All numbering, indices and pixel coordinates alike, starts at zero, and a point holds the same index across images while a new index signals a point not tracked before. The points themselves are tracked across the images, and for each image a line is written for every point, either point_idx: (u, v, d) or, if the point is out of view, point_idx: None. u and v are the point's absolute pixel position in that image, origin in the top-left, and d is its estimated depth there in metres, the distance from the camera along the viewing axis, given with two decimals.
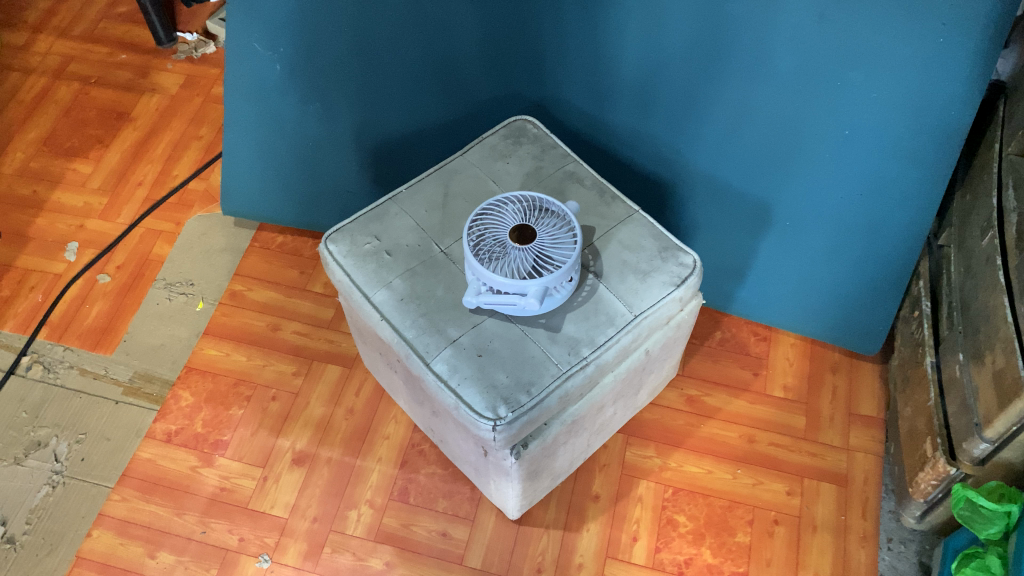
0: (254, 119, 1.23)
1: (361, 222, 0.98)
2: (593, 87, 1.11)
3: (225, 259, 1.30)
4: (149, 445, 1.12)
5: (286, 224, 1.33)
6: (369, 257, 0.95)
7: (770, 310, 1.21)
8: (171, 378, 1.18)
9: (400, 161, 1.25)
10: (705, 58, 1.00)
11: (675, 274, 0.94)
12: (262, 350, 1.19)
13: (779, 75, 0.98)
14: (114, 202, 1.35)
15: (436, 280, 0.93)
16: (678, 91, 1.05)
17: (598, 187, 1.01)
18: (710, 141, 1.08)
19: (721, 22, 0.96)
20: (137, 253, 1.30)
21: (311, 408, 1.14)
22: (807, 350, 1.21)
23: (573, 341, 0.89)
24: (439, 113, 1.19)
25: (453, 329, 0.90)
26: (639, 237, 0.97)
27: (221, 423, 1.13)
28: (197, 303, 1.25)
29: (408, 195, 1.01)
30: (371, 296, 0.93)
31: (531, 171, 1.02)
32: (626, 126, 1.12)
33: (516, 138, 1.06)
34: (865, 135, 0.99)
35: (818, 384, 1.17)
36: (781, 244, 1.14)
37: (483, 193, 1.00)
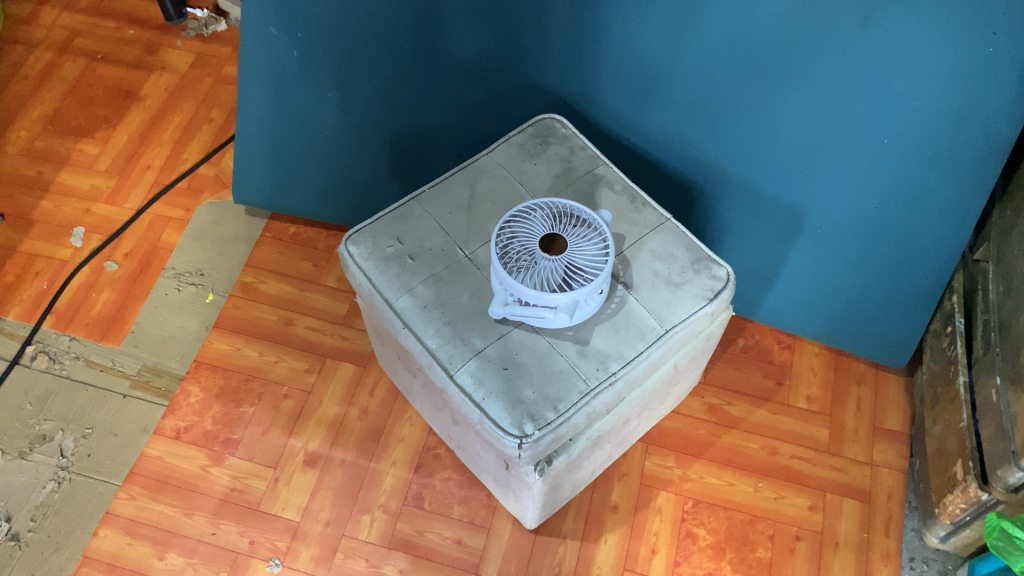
0: (269, 105, 1.19)
1: (383, 222, 0.95)
2: (624, 86, 1.07)
3: (237, 249, 1.26)
4: (158, 442, 1.09)
5: (298, 215, 1.28)
6: (391, 261, 0.92)
7: (796, 318, 1.18)
8: (180, 372, 1.14)
9: (417, 152, 1.20)
10: (741, 60, 0.97)
11: (707, 286, 0.91)
12: (274, 346, 1.16)
13: (819, 81, 0.94)
14: (122, 186, 1.31)
15: (461, 286, 0.90)
16: (712, 93, 1.02)
17: (629, 192, 0.98)
18: (744, 144, 1.05)
19: (759, 23, 0.92)
20: (146, 240, 1.26)
21: (324, 407, 1.12)
22: (832, 360, 1.18)
23: (602, 355, 0.86)
24: (457, 105, 1.15)
25: (479, 340, 0.87)
26: (671, 247, 0.93)
27: (233, 421, 1.10)
28: (208, 295, 1.21)
29: (432, 196, 0.97)
30: (393, 302, 0.90)
31: (560, 173, 0.99)
32: (655, 125, 1.09)
33: (544, 138, 1.02)
34: (906, 145, 0.96)
35: (842, 396, 1.15)
36: (811, 252, 1.11)
37: (511, 196, 0.97)
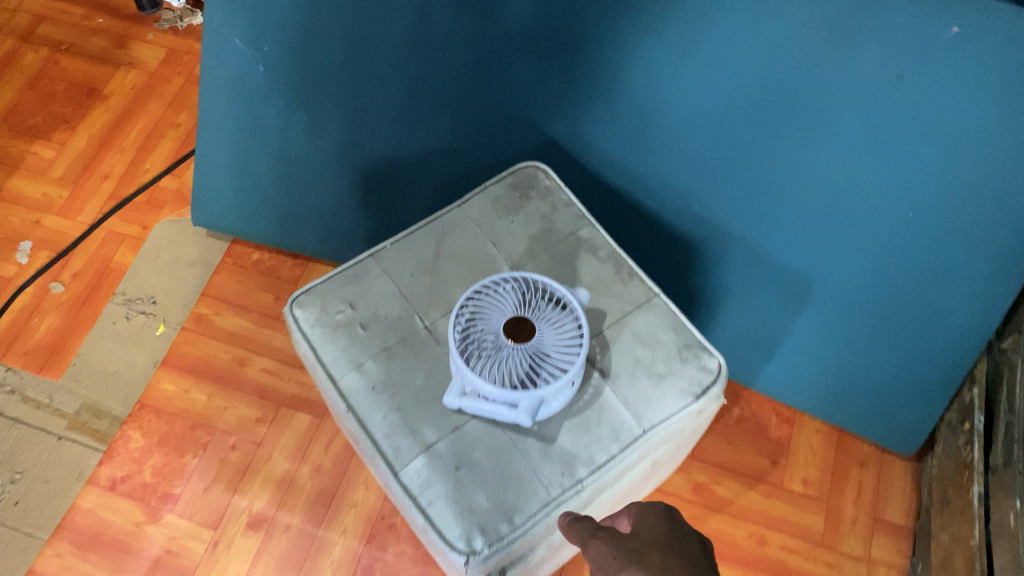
0: (233, 124, 1.08)
1: (335, 282, 0.85)
2: (619, 132, 0.95)
3: (194, 274, 1.16)
4: (90, 493, 1.00)
5: (263, 242, 1.18)
6: (339, 329, 0.82)
7: (796, 391, 1.07)
8: (122, 414, 1.05)
9: (392, 184, 1.10)
10: (752, 113, 0.84)
11: (694, 377, 0.80)
12: (224, 389, 1.07)
13: (841, 151, 0.82)
14: (76, 196, 1.21)
15: (416, 364, 0.80)
16: (715, 144, 0.89)
17: (614, 260, 0.87)
18: (749, 206, 0.93)
19: (778, 82, 0.80)
20: (97, 259, 1.17)
21: (273, 462, 1.02)
22: (834, 438, 1.08)
23: (568, 458, 0.76)
24: (437, 137, 1.04)
25: (430, 431, 0.77)
26: (657, 329, 0.83)
27: (173, 472, 1.01)
28: (159, 326, 1.12)
29: (393, 252, 0.87)
30: (338, 379, 0.80)
31: (538, 233, 0.88)
32: (651, 174, 0.97)
33: (524, 190, 0.91)
34: (935, 231, 0.84)
35: (841, 480, 1.04)
36: (819, 323, 0.99)
37: (481, 258, 0.86)
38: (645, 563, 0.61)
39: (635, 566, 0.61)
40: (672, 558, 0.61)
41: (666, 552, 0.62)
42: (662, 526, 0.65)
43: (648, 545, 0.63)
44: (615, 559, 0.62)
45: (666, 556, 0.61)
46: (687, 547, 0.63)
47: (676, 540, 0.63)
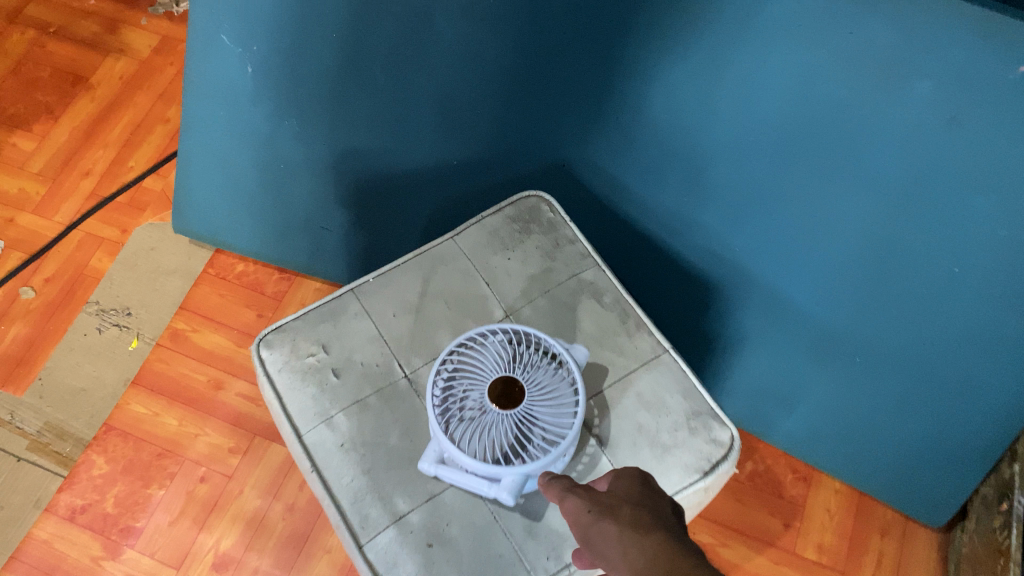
0: (220, 128, 0.98)
1: (308, 321, 0.77)
2: (640, 162, 0.84)
3: (173, 285, 1.09)
4: (47, 522, 0.93)
5: (247, 255, 1.10)
6: (309, 376, 0.74)
7: (816, 449, 0.98)
8: (86, 437, 0.98)
9: (383, 204, 0.99)
10: (778, 150, 0.72)
11: (702, 451, 0.71)
12: (197, 415, 1.00)
13: (882, 203, 0.70)
14: (54, 194, 1.14)
15: (392, 420, 0.72)
16: (737, 180, 0.78)
17: (621, 308, 0.78)
18: (773, 252, 0.82)
19: (812, 122, 0.68)
20: (72, 264, 1.09)
21: (244, 498, 0.95)
22: (855, 501, 0.99)
23: (555, 539, 0.68)
24: (433, 155, 0.92)
25: (403, 500, 0.69)
26: (663, 392, 0.74)
27: (136, 504, 0.94)
28: (132, 341, 1.04)
29: (375, 288, 0.79)
30: (304, 434, 0.72)
31: (537, 273, 0.80)
32: (672, 209, 0.86)
33: (524, 223, 0.83)
34: (1012, 297, 0.70)
35: (861, 550, 0.96)
36: (844, 381, 0.89)
37: (471, 299, 0.78)
38: (617, 516, 0.49)
39: (606, 519, 0.49)
40: (650, 514, 0.50)
41: (642, 509, 0.50)
42: (638, 484, 0.54)
43: (620, 501, 0.52)
44: (586, 514, 0.50)
45: (641, 511, 0.50)
46: (665, 510, 0.52)
47: (653, 498, 0.52)
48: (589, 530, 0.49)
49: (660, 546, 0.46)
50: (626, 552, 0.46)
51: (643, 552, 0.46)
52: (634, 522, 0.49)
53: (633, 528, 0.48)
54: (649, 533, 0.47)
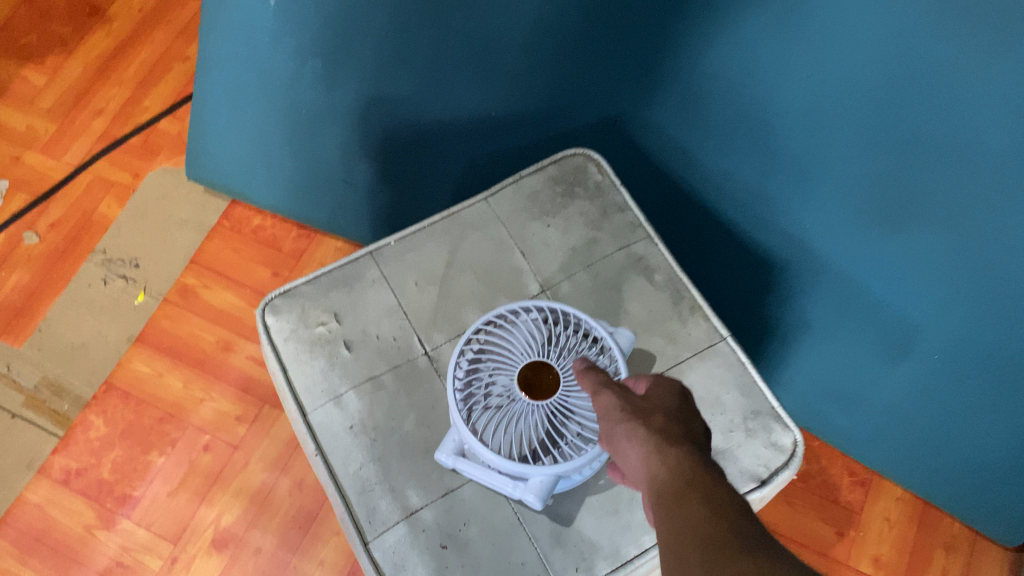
0: (237, 69, 0.88)
1: (321, 286, 0.69)
2: (710, 121, 0.74)
3: (185, 237, 1.01)
4: (39, 486, 0.87)
5: (264, 208, 1.01)
6: (318, 347, 0.66)
7: (877, 451, 0.88)
8: (85, 396, 0.92)
9: (412, 157, 0.89)
10: (867, 108, 0.61)
11: (759, 456, 0.62)
12: (203, 378, 0.93)
13: (990, 184, 0.58)
14: (64, 133, 1.07)
15: (408, 402, 0.64)
16: (817, 144, 0.67)
17: (674, 287, 0.69)
18: (853, 234, 0.70)
19: (914, 86, 0.56)
20: (79, 209, 1.02)
21: (249, 471, 0.89)
22: (918, 511, 0.90)
23: (586, 548, 0.59)
24: (469, 105, 0.81)
25: (416, 494, 0.61)
26: (718, 386, 0.64)
27: (135, 472, 0.88)
28: (138, 295, 0.97)
29: (397, 252, 0.70)
30: (309, 412, 0.64)
31: (580, 244, 0.70)
32: (737, 176, 0.76)
33: (568, 185, 0.73)
34: None
35: (921, 566, 0.88)
36: (918, 383, 0.77)
37: (503, 271, 0.69)
38: (648, 423, 0.40)
39: (635, 422, 0.40)
40: (689, 430, 0.40)
41: (682, 423, 0.41)
42: (682, 394, 0.43)
43: (655, 407, 0.42)
44: (616, 414, 0.41)
45: (677, 423, 0.40)
46: (705, 433, 0.42)
47: (695, 411, 0.42)
48: (615, 429, 0.41)
49: (689, 462, 0.36)
50: (649, 465, 0.37)
51: (667, 467, 0.36)
52: (665, 433, 0.39)
53: (662, 437, 0.38)
54: (678, 447, 0.38)
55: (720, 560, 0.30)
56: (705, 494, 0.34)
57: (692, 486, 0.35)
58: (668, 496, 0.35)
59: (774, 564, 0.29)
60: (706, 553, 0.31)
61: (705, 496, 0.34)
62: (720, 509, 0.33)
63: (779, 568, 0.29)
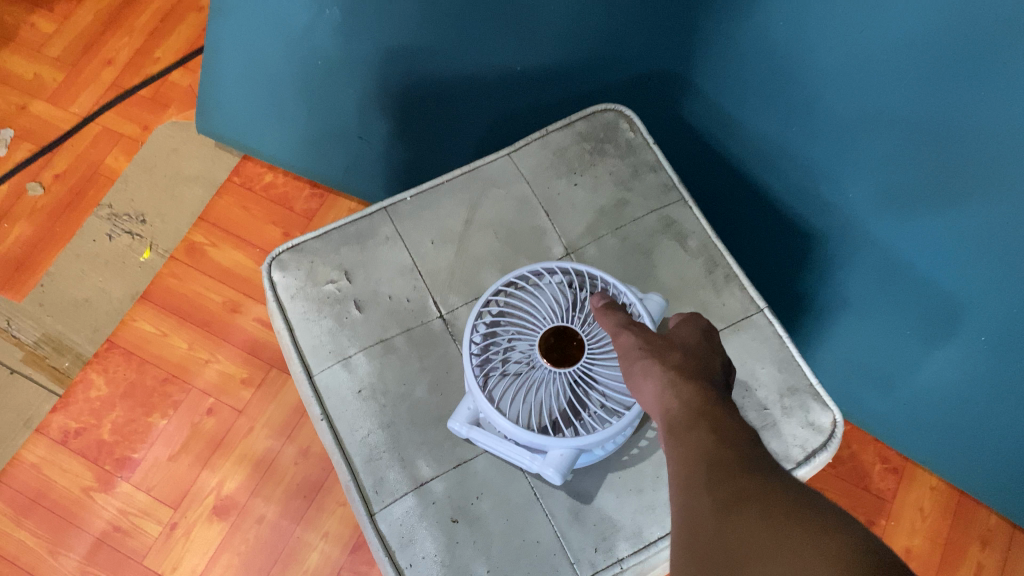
0: (251, 15, 0.83)
1: (331, 242, 0.65)
2: (754, 76, 0.69)
3: (194, 193, 0.97)
4: (37, 445, 0.84)
5: (277, 165, 0.97)
6: (326, 306, 0.62)
7: (914, 436, 0.83)
8: (87, 353, 0.88)
9: (431, 114, 0.84)
10: (923, 59, 0.55)
11: (795, 437, 0.58)
12: (209, 339, 0.89)
13: None
14: (71, 82, 1.03)
15: (421, 367, 0.60)
16: (868, 101, 0.61)
17: (707, 254, 0.64)
18: (903, 202, 0.64)
19: (977, 32, 0.50)
20: (86, 161, 0.99)
21: (254, 437, 0.85)
22: (954, 502, 0.86)
23: (606, 528, 0.55)
24: (493, 59, 0.76)
25: (426, 465, 0.57)
26: (753, 360, 0.60)
27: (136, 434, 0.85)
28: (144, 251, 0.94)
29: (413, 209, 0.66)
30: (316, 375, 0.60)
31: (608, 205, 0.66)
32: (780, 139, 0.71)
33: (597, 143, 0.69)
34: None
35: (955, 560, 0.83)
36: (962, 368, 0.71)
37: (526, 231, 0.65)
38: (667, 360, 0.41)
39: (653, 358, 0.42)
40: (706, 366, 0.42)
41: (700, 358, 0.42)
42: (705, 331, 0.45)
43: (675, 345, 0.43)
44: (636, 352, 0.43)
45: (694, 360, 0.42)
46: (723, 370, 0.43)
47: (716, 350, 0.44)
48: (633, 365, 0.43)
49: (702, 395, 0.38)
50: (662, 399, 0.39)
51: (680, 400, 0.38)
52: (682, 369, 0.41)
53: (679, 373, 0.40)
54: (694, 382, 0.39)
55: (718, 481, 0.32)
56: (714, 425, 0.36)
57: (702, 416, 0.36)
58: (678, 426, 0.37)
59: (770, 487, 0.31)
60: (708, 476, 0.33)
61: (714, 427, 0.35)
62: (726, 438, 0.35)
63: (772, 491, 0.31)
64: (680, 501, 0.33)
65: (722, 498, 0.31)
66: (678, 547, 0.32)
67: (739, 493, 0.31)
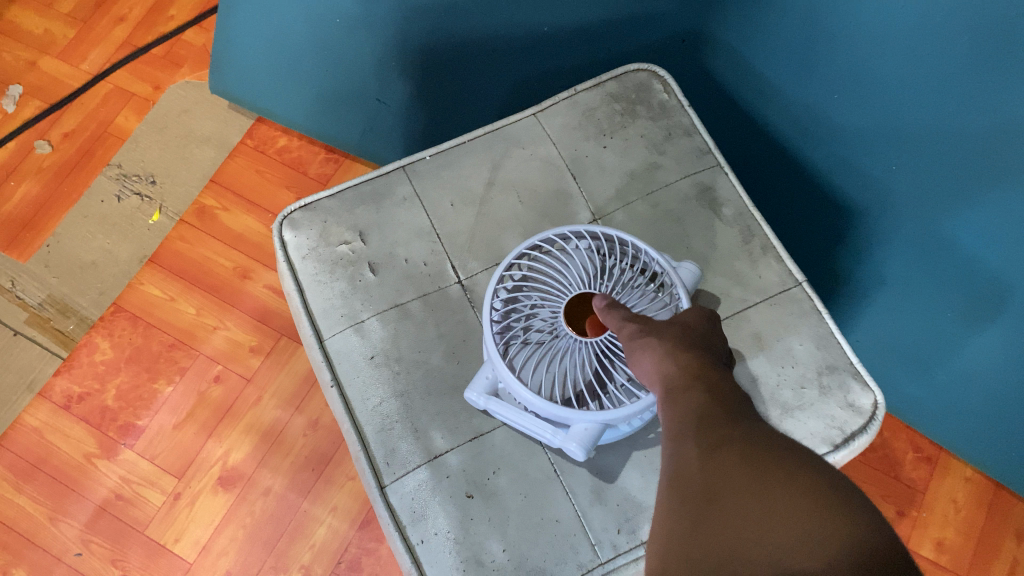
0: None
1: (345, 202, 0.61)
2: (798, 40, 0.64)
3: (205, 155, 0.94)
4: (39, 409, 0.82)
5: (291, 128, 0.94)
6: (339, 268, 0.59)
7: (952, 424, 0.79)
8: (92, 317, 0.86)
9: (452, 78, 0.80)
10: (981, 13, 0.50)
11: (834, 418, 0.54)
12: (217, 305, 0.87)
13: None
14: (82, 39, 1.00)
15: (438, 333, 0.57)
16: (915, 65, 0.56)
17: (744, 223, 0.60)
18: (954, 174, 0.59)
19: None
20: (95, 120, 0.96)
21: (262, 407, 0.82)
22: (989, 494, 0.82)
23: (631, 508, 0.52)
24: (519, 19, 0.72)
25: (441, 436, 0.54)
26: (789, 336, 0.56)
27: (140, 400, 0.82)
28: (153, 214, 0.91)
29: (432, 168, 0.63)
30: (326, 339, 0.57)
31: (639, 169, 0.62)
32: (821, 106, 0.66)
33: (628, 104, 0.65)
34: None
35: (990, 555, 0.80)
36: (1006, 353, 0.67)
37: (552, 195, 0.62)
38: (666, 333, 0.38)
39: (650, 333, 0.38)
40: (707, 342, 0.38)
41: (702, 335, 0.39)
42: (708, 314, 0.41)
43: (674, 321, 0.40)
44: (631, 326, 0.39)
45: (695, 333, 0.38)
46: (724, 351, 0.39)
47: (718, 332, 0.40)
48: (631, 341, 0.39)
49: (703, 365, 0.35)
50: (661, 369, 0.35)
51: (679, 368, 0.35)
52: (682, 341, 0.37)
53: (678, 344, 0.36)
54: (693, 351, 0.36)
55: (707, 427, 0.31)
56: (709, 385, 0.33)
57: (698, 377, 0.34)
58: (675, 386, 0.34)
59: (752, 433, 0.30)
60: (696, 424, 0.31)
61: (711, 386, 0.33)
62: (716, 391, 0.33)
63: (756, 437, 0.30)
64: (669, 452, 0.32)
65: (709, 443, 0.30)
66: (663, 491, 0.30)
67: (726, 438, 0.30)
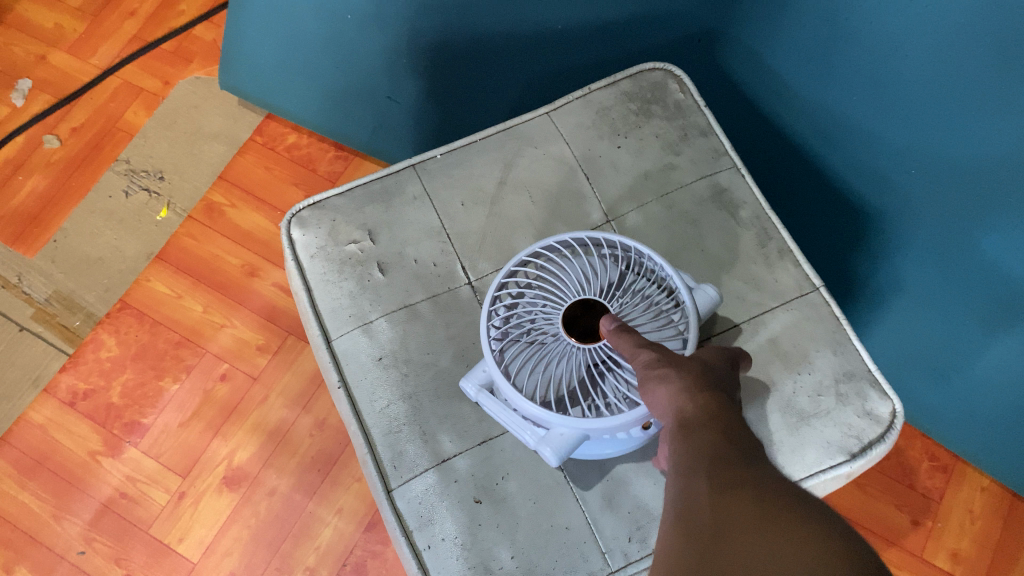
0: None
1: (354, 200, 0.61)
2: (817, 38, 0.63)
3: (214, 151, 0.93)
4: (44, 406, 0.81)
5: (301, 125, 0.93)
6: (347, 267, 0.58)
7: (968, 433, 0.77)
8: (98, 313, 0.85)
9: (465, 76, 0.79)
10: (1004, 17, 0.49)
11: (850, 426, 0.53)
12: (224, 303, 0.86)
13: None
14: (93, 33, 1.00)
15: (447, 335, 0.56)
16: (936, 68, 0.55)
17: (760, 226, 0.59)
18: (971, 177, 0.58)
19: None
20: (104, 114, 0.95)
21: (268, 406, 0.82)
22: (1006, 504, 0.81)
23: (642, 515, 0.51)
24: (532, 17, 0.71)
25: (449, 439, 0.53)
26: (806, 342, 0.55)
27: (146, 398, 0.82)
28: (161, 210, 0.90)
29: (443, 167, 0.62)
30: (333, 339, 0.57)
31: (653, 170, 0.61)
32: (840, 108, 0.65)
33: (643, 103, 0.64)
34: None
35: (1005, 566, 0.78)
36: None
37: (565, 195, 0.61)
38: (684, 368, 0.37)
39: (667, 365, 0.37)
40: (723, 385, 0.37)
41: (720, 379, 0.38)
42: (729, 360, 0.40)
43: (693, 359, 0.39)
44: (646, 357, 0.39)
45: (713, 374, 0.37)
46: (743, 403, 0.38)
47: (736, 381, 0.39)
48: (646, 372, 0.38)
49: (723, 408, 0.34)
50: (676, 402, 0.35)
51: (697, 407, 0.34)
52: (701, 380, 0.36)
53: (696, 383, 0.36)
54: (713, 393, 0.35)
55: (719, 467, 0.30)
56: (727, 431, 0.32)
57: (715, 421, 0.33)
58: (692, 423, 0.33)
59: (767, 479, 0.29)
60: (708, 462, 0.30)
61: (731, 435, 0.32)
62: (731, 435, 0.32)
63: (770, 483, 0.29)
64: (677, 489, 0.31)
65: (720, 483, 0.29)
66: (669, 528, 0.30)
67: (739, 482, 0.29)
